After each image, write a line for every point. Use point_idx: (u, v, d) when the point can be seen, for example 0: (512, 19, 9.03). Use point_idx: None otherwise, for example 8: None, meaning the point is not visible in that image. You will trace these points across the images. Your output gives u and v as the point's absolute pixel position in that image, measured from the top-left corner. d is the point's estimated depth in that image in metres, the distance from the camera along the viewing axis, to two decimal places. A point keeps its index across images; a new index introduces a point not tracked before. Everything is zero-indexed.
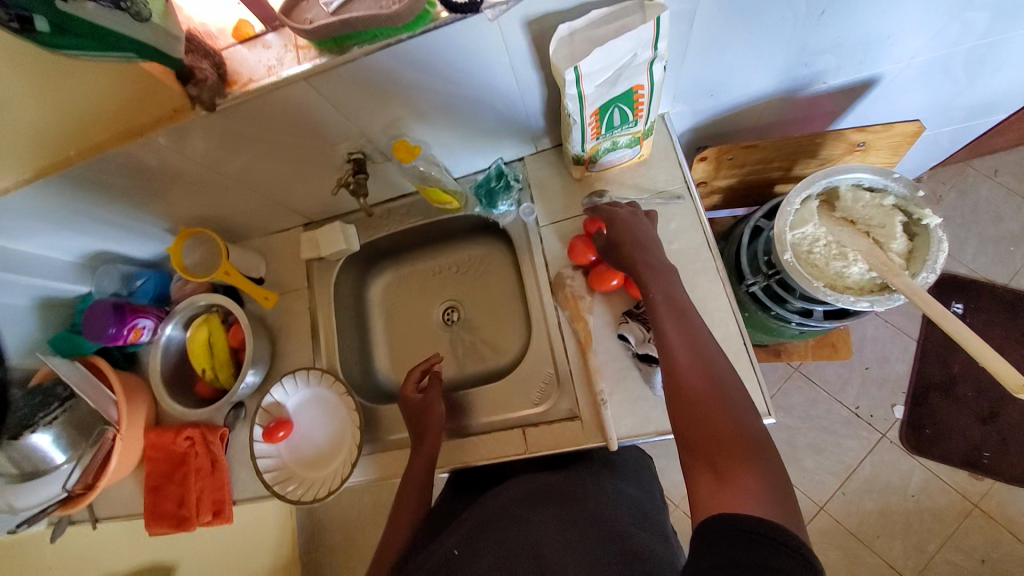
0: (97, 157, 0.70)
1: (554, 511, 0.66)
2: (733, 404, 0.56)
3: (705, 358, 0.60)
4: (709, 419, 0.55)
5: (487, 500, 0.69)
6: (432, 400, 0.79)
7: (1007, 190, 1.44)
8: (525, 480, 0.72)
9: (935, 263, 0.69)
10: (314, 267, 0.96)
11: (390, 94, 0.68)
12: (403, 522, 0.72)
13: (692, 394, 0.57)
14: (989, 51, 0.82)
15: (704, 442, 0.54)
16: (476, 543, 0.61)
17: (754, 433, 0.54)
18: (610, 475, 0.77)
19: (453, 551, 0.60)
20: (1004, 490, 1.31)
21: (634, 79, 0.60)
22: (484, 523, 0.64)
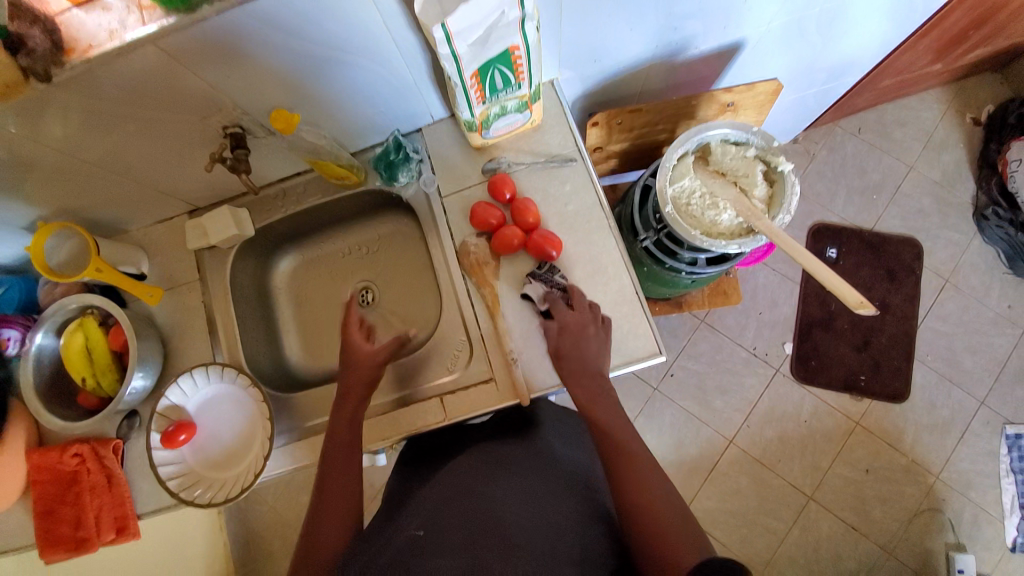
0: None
1: (511, 484, 0.66)
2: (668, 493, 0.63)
3: (658, 478, 0.64)
4: (653, 514, 0.60)
5: (447, 477, 0.68)
6: (365, 364, 0.77)
7: (869, 146, 1.64)
8: (479, 458, 0.71)
9: (789, 205, 0.78)
10: (204, 257, 0.89)
11: (260, 59, 0.64)
12: (330, 497, 0.68)
13: (644, 506, 0.61)
14: (834, 16, 0.93)
15: (653, 541, 0.58)
16: (441, 520, 0.59)
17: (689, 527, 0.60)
18: (556, 438, 0.80)
19: (418, 532, 0.58)
20: (879, 406, 1.52)
21: (507, 39, 0.62)
22: (448, 500, 0.63)
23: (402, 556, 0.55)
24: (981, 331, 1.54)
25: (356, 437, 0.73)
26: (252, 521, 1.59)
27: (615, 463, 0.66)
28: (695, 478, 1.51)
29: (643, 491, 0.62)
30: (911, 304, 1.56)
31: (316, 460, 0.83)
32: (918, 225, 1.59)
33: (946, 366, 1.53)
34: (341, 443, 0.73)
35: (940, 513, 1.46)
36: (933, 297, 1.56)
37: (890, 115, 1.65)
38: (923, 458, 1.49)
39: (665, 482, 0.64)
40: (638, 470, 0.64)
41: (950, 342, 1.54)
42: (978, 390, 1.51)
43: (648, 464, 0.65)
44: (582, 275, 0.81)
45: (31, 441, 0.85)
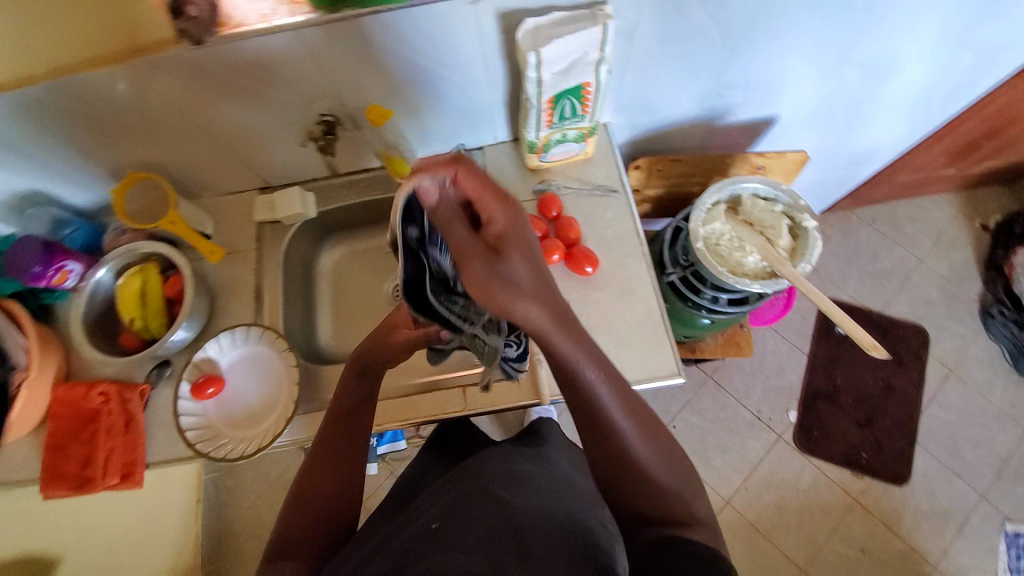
0: (70, 77, 0.70)
1: (528, 499, 0.67)
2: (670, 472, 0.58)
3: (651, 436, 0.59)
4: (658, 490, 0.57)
5: (464, 479, 0.70)
6: (379, 343, 0.77)
7: (881, 234, 1.74)
8: (498, 465, 0.74)
9: (811, 256, 0.86)
10: (266, 230, 0.96)
11: (369, 59, 0.75)
12: (330, 475, 0.67)
13: (629, 472, 0.57)
14: (860, 105, 1.06)
15: (656, 507, 0.57)
16: (454, 516, 0.62)
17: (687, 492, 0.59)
18: (564, 469, 0.82)
19: (431, 524, 0.62)
20: (878, 488, 1.52)
21: (583, 75, 0.72)
22: (463, 499, 0.65)
23: (412, 545, 0.59)
24: (984, 425, 1.56)
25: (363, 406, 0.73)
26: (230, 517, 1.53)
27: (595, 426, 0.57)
28: None
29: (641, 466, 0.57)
30: (914, 388, 1.60)
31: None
32: (925, 313, 1.66)
33: (946, 456, 1.54)
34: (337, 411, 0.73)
35: None
36: (937, 386, 1.60)
37: (903, 210, 1.77)
38: (919, 546, 1.47)
39: (658, 437, 0.59)
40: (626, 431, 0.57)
41: (951, 432, 1.56)
42: (978, 484, 1.51)
43: (636, 416, 0.58)
44: (614, 293, 0.87)
45: (60, 374, 0.87)
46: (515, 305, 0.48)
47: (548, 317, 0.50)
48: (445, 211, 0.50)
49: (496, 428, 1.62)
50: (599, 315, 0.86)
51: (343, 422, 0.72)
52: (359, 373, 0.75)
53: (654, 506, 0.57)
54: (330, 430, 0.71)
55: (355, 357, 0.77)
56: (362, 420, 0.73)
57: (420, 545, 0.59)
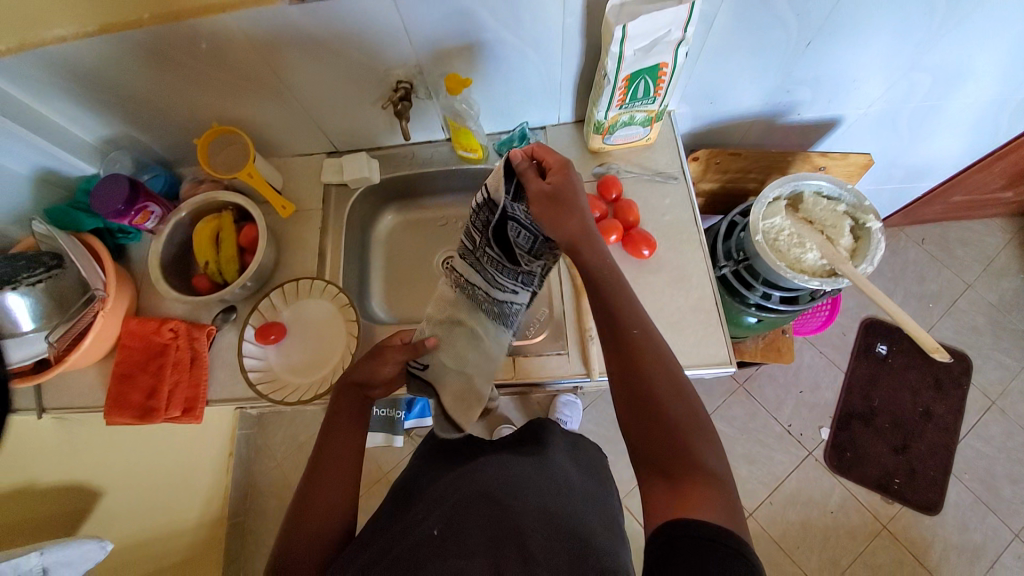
0: (177, 25, 0.74)
1: (532, 502, 0.65)
2: (703, 440, 0.57)
3: (668, 379, 0.61)
4: (688, 459, 0.55)
5: (467, 479, 0.69)
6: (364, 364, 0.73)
7: (930, 255, 1.70)
8: (502, 466, 0.71)
9: (873, 257, 0.84)
10: (332, 192, 1.00)
11: (452, 27, 0.77)
12: (329, 483, 0.66)
13: (659, 425, 0.57)
14: (928, 113, 1.04)
15: (676, 454, 0.55)
16: (456, 525, 0.62)
17: (714, 456, 0.56)
18: (570, 461, 0.80)
19: (433, 530, 0.62)
20: (909, 515, 1.48)
21: (661, 55, 0.73)
22: (466, 502, 0.64)
23: (414, 554, 0.59)
24: None
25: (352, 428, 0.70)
26: (258, 477, 1.58)
27: (628, 366, 0.61)
28: None
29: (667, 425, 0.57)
30: (953, 417, 1.55)
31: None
32: (970, 341, 1.61)
33: (982, 489, 1.49)
34: (333, 421, 0.71)
35: None
36: (977, 416, 1.55)
37: (954, 233, 1.71)
38: None
39: (676, 380, 0.60)
40: (647, 370, 0.61)
41: (990, 465, 1.50)
42: (1015, 522, 1.45)
43: (665, 367, 0.61)
44: (668, 278, 0.88)
45: (131, 308, 0.92)
46: (562, 221, 0.66)
47: (581, 230, 0.66)
48: (528, 167, 0.69)
49: (520, 416, 1.63)
50: (651, 298, 0.87)
51: (342, 426, 0.70)
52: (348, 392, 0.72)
53: (671, 447, 0.56)
54: (332, 432, 0.69)
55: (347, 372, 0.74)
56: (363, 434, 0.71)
57: (423, 552, 0.59)
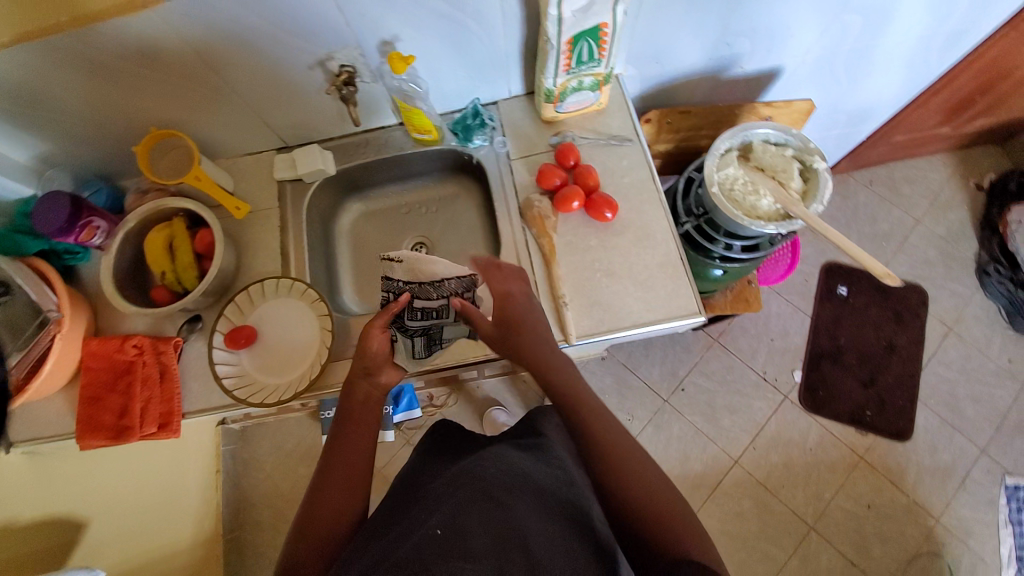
0: (96, 24, 0.70)
1: (531, 502, 0.67)
2: (681, 511, 0.63)
3: (641, 470, 0.66)
4: (669, 524, 0.61)
5: (468, 479, 0.67)
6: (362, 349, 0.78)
7: (879, 196, 1.77)
8: (503, 464, 0.73)
9: (822, 196, 0.88)
10: (287, 188, 0.97)
11: (388, 4, 0.76)
12: (331, 490, 0.69)
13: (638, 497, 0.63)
14: (860, 55, 1.08)
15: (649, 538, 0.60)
16: (460, 522, 0.59)
17: (687, 516, 0.63)
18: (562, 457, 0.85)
19: (436, 531, 0.58)
20: (882, 443, 1.57)
21: (600, 16, 0.74)
22: (466, 503, 0.62)
23: (419, 555, 0.55)
24: (983, 380, 1.61)
25: (361, 424, 0.75)
26: (248, 491, 1.55)
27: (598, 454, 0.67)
28: (698, 495, 1.55)
29: (642, 502, 0.63)
30: (915, 347, 1.64)
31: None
32: (924, 274, 1.70)
33: (947, 411, 1.59)
34: (350, 417, 0.75)
35: (940, 559, 1.48)
36: (936, 343, 1.64)
37: (900, 172, 1.79)
38: (924, 500, 1.53)
39: (646, 468, 0.66)
40: (618, 463, 0.66)
41: (952, 388, 1.60)
42: (979, 438, 1.56)
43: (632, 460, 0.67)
44: (633, 238, 0.90)
45: (89, 329, 0.89)
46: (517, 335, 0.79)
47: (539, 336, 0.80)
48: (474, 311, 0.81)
49: (508, 396, 1.66)
50: (619, 260, 0.89)
51: (354, 425, 0.75)
52: (353, 383, 0.77)
53: (656, 522, 0.61)
54: (343, 431, 0.74)
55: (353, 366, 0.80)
56: (375, 428, 0.76)
57: (425, 552, 0.55)
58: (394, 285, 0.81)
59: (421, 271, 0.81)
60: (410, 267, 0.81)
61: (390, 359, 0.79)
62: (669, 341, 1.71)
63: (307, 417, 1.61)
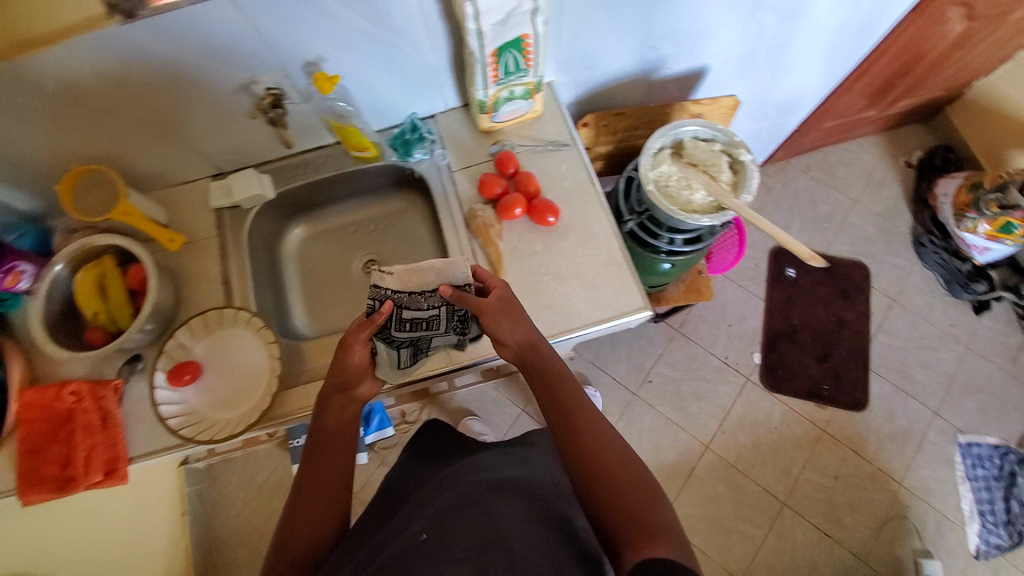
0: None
1: (513, 503, 0.73)
2: (660, 499, 0.64)
3: (619, 460, 0.68)
4: (647, 516, 0.62)
5: (453, 488, 0.75)
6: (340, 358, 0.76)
7: (817, 181, 1.86)
8: (491, 472, 0.79)
9: (750, 187, 0.92)
10: (225, 216, 0.95)
11: (308, 26, 0.76)
12: (311, 511, 0.70)
13: (616, 489, 0.65)
14: (779, 51, 1.15)
15: (621, 525, 0.61)
16: (442, 527, 0.67)
17: (664, 506, 0.64)
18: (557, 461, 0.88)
19: (420, 535, 0.66)
20: (842, 414, 1.63)
21: (520, 27, 0.75)
22: (449, 509, 0.70)
23: (403, 557, 0.64)
24: (928, 346, 1.70)
25: (337, 441, 0.75)
26: (218, 530, 1.50)
27: (577, 447, 0.69)
28: (675, 483, 1.58)
29: (623, 497, 0.64)
30: (863, 320, 1.72)
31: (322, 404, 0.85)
32: (866, 250, 1.79)
33: (899, 378, 1.67)
34: (323, 435, 0.75)
35: (906, 520, 1.56)
36: (882, 315, 1.73)
37: (834, 156, 1.89)
38: (886, 465, 1.60)
39: (625, 460, 0.68)
40: (598, 453, 0.68)
41: (901, 355, 1.69)
42: (931, 401, 1.65)
43: (618, 462, 0.67)
44: (577, 240, 0.91)
45: (22, 379, 0.84)
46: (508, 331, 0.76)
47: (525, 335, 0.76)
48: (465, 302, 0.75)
49: (480, 403, 1.67)
50: (566, 262, 0.90)
51: (327, 443, 0.75)
52: (328, 399, 0.76)
53: (633, 516, 0.62)
54: (318, 448, 0.74)
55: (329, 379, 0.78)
56: (348, 445, 0.76)
57: (409, 556, 0.64)
58: (381, 293, 0.74)
59: (413, 279, 0.74)
60: (401, 276, 0.74)
61: (369, 372, 0.78)
62: (633, 335, 1.74)
63: (275, 447, 1.57)
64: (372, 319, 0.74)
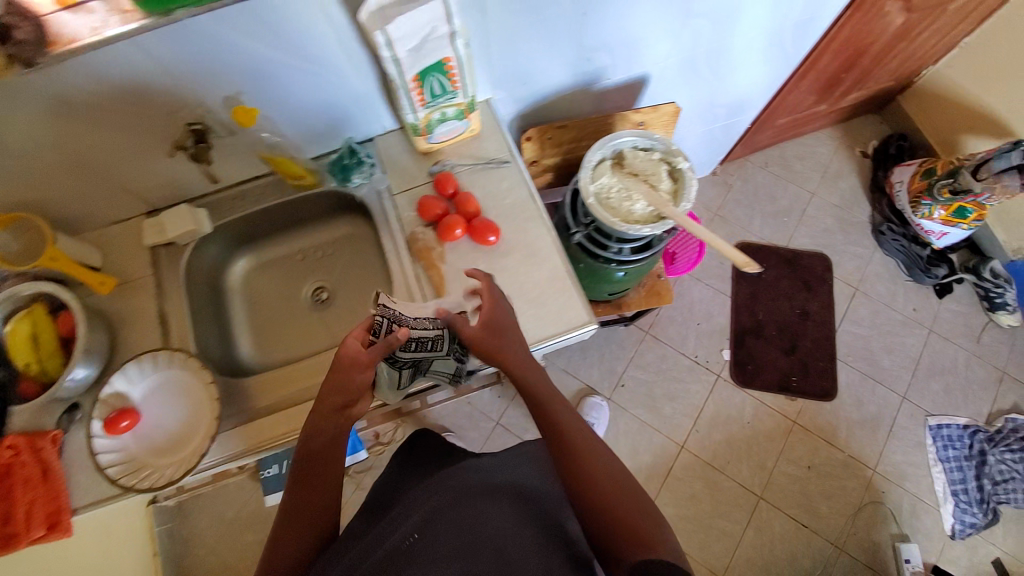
0: None
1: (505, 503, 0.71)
2: (649, 509, 0.66)
3: (608, 469, 0.69)
4: (642, 525, 0.64)
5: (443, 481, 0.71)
6: (344, 375, 0.75)
7: (776, 175, 1.88)
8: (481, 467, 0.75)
9: (689, 195, 0.92)
10: (161, 253, 0.93)
11: (223, 60, 0.74)
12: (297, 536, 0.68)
13: (612, 498, 0.66)
14: (718, 54, 1.15)
15: (617, 531, 0.63)
16: (435, 526, 0.63)
17: (655, 518, 0.65)
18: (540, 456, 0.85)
19: (412, 536, 0.62)
20: (812, 406, 1.65)
21: (439, 51, 0.74)
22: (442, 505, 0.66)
23: (395, 560, 0.60)
24: (893, 332, 1.72)
25: (329, 459, 0.73)
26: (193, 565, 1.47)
27: (567, 452, 0.70)
28: (652, 485, 1.58)
29: (615, 506, 0.65)
30: (828, 311, 1.74)
31: (270, 441, 0.85)
32: (827, 242, 1.81)
33: (866, 366, 1.69)
34: (314, 455, 0.73)
35: (882, 506, 1.57)
36: (846, 304, 1.75)
37: (791, 150, 1.91)
38: (858, 452, 1.61)
39: (616, 470, 0.69)
40: (590, 463, 0.69)
41: (866, 343, 1.71)
42: (899, 386, 1.67)
43: (611, 473, 0.69)
44: (520, 257, 0.91)
45: None
46: (503, 349, 0.77)
47: (523, 355, 0.79)
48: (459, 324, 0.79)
49: (453, 419, 1.66)
50: (510, 281, 0.89)
51: (317, 461, 0.73)
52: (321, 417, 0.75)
53: (629, 525, 0.64)
54: (311, 468, 0.72)
55: (322, 395, 0.76)
56: (340, 463, 0.74)
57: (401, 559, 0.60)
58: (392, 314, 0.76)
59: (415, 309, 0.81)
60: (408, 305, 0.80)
61: (368, 390, 0.78)
62: (604, 340, 1.74)
63: (247, 479, 1.55)
64: (388, 343, 0.74)
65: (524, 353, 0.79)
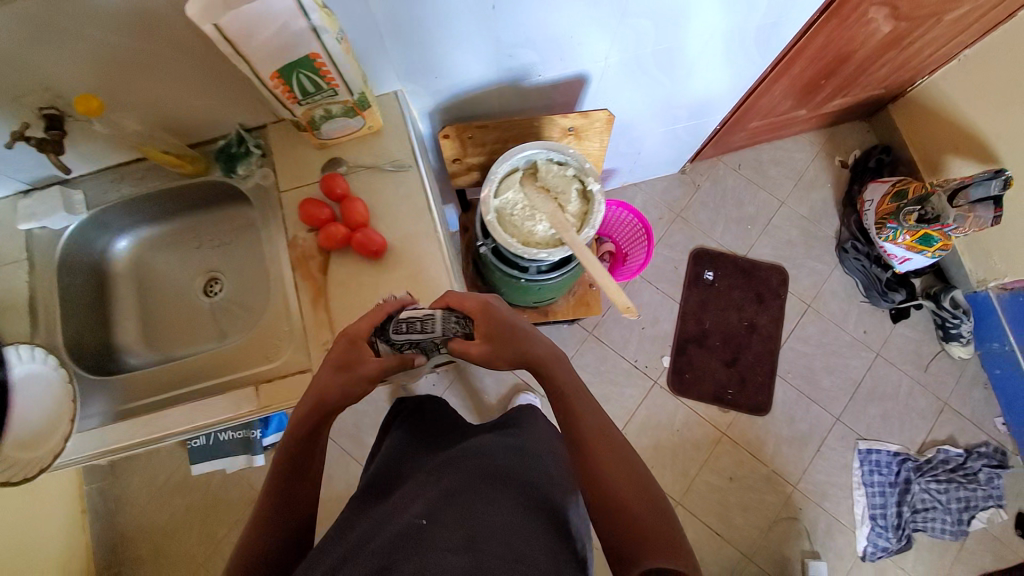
0: None
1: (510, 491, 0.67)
2: (665, 508, 0.67)
3: (624, 465, 0.69)
4: (662, 524, 0.64)
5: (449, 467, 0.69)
6: (355, 381, 0.72)
7: (747, 179, 1.78)
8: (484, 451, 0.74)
9: (593, 221, 0.86)
10: (34, 236, 0.89)
11: (58, 40, 0.68)
12: (275, 522, 0.68)
13: (630, 499, 0.66)
14: (669, 56, 1.05)
15: (633, 532, 0.63)
16: (443, 510, 0.60)
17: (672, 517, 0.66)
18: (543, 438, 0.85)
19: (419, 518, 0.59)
20: (744, 420, 1.64)
21: (302, 46, 0.66)
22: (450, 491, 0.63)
23: (400, 540, 0.56)
24: (838, 352, 1.68)
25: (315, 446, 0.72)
26: (120, 523, 1.51)
27: (585, 446, 0.72)
28: None
29: (633, 507, 0.65)
30: (775, 326, 1.69)
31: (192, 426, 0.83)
32: (787, 254, 1.73)
33: (805, 385, 1.66)
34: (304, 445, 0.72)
35: (797, 523, 1.59)
36: (796, 320, 1.70)
37: (767, 153, 1.80)
38: (782, 468, 1.62)
39: (633, 468, 0.70)
40: (608, 460, 0.69)
41: (810, 361, 1.68)
42: (834, 408, 1.65)
43: (629, 469, 0.69)
44: (406, 274, 0.85)
45: None
46: (526, 343, 0.78)
47: (549, 351, 0.80)
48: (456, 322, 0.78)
49: None
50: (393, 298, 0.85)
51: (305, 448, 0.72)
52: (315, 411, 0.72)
53: (646, 522, 0.64)
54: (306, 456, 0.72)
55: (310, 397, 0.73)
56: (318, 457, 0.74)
57: (405, 541, 0.56)
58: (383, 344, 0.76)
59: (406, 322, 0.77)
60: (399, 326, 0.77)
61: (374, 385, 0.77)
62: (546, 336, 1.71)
63: (176, 446, 1.57)
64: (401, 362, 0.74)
65: (548, 345, 0.80)
